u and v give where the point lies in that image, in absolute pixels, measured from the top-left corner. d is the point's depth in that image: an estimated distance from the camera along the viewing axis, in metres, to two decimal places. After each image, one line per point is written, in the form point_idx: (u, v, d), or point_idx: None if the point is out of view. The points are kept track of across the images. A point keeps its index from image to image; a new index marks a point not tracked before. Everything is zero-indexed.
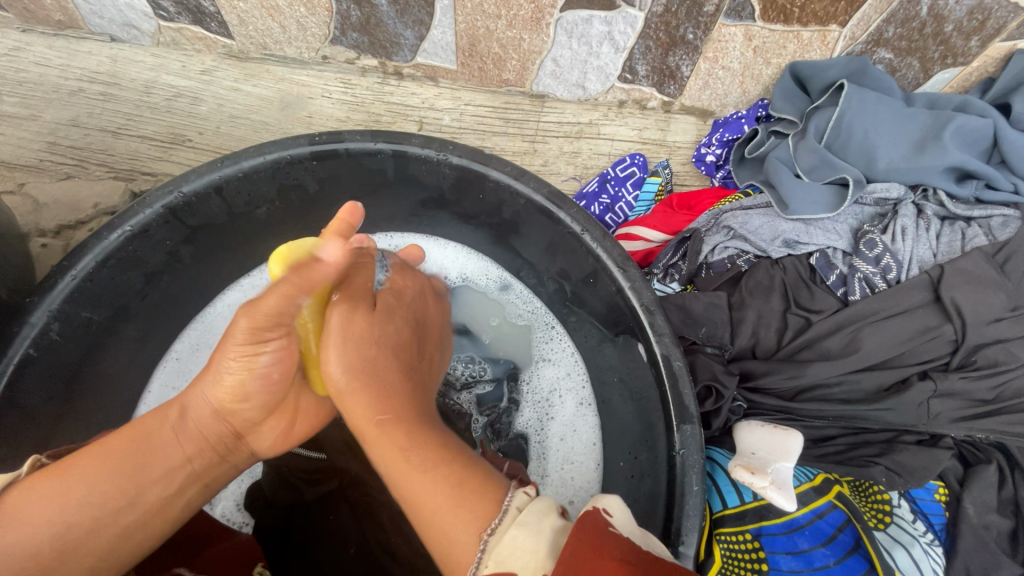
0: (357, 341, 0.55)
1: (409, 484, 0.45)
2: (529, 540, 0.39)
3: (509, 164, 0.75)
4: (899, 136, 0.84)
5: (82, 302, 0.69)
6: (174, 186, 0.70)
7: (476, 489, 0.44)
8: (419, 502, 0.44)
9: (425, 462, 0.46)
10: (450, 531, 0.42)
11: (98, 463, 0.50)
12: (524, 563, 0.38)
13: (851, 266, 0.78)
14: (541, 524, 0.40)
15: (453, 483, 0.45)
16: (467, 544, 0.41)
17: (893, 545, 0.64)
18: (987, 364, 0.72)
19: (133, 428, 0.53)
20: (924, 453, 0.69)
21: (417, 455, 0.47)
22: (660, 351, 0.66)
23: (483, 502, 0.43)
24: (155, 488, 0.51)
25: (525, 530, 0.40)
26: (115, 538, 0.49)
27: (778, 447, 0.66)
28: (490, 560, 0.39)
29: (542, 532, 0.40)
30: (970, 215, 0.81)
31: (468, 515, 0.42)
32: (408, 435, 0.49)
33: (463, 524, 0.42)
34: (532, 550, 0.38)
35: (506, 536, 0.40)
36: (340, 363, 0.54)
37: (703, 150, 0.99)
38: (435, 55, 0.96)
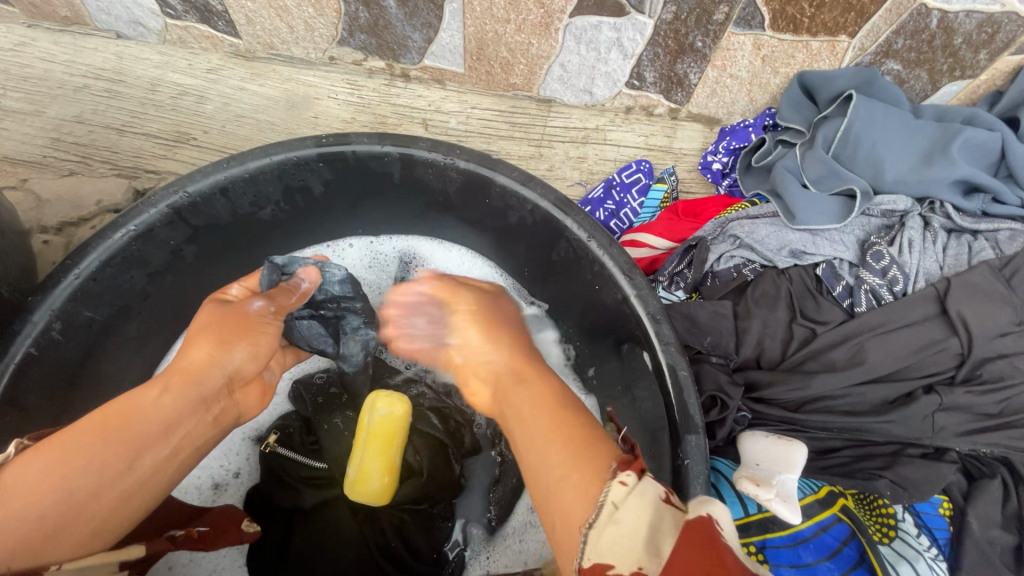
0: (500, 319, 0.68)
1: (537, 424, 0.53)
2: (627, 519, 0.38)
3: (516, 169, 0.75)
4: (907, 147, 0.84)
5: (85, 301, 0.68)
6: (179, 185, 0.70)
7: (595, 446, 0.48)
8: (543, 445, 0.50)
9: (565, 428, 0.51)
10: (566, 473, 0.46)
11: (92, 430, 0.49)
12: (622, 554, 0.36)
13: (858, 278, 0.78)
14: (637, 519, 0.38)
15: (581, 446, 0.48)
16: (581, 494, 0.43)
17: (898, 560, 0.63)
18: (992, 378, 0.71)
19: (120, 400, 0.52)
20: (927, 467, 0.68)
21: (555, 422, 0.52)
22: (666, 361, 0.66)
23: (594, 455, 0.47)
24: (152, 451, 0.51)
25: (625, 514, 0.39)
26: (112, 504, 0.48)
27: (782, 458, 0.66)
28: (599, 552, 0.37)
29: (640, 521, 0.38)
30: (977, 228, 0.80)
31: (588, 472, 0.45)
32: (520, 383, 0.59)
33: (581, 471, 0.45)
34: (631, 540, 0.37)
35: (607, 531, 0.38)
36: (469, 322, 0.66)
37: (709, 158, 0.99)
38: (443, 58, 0.95)
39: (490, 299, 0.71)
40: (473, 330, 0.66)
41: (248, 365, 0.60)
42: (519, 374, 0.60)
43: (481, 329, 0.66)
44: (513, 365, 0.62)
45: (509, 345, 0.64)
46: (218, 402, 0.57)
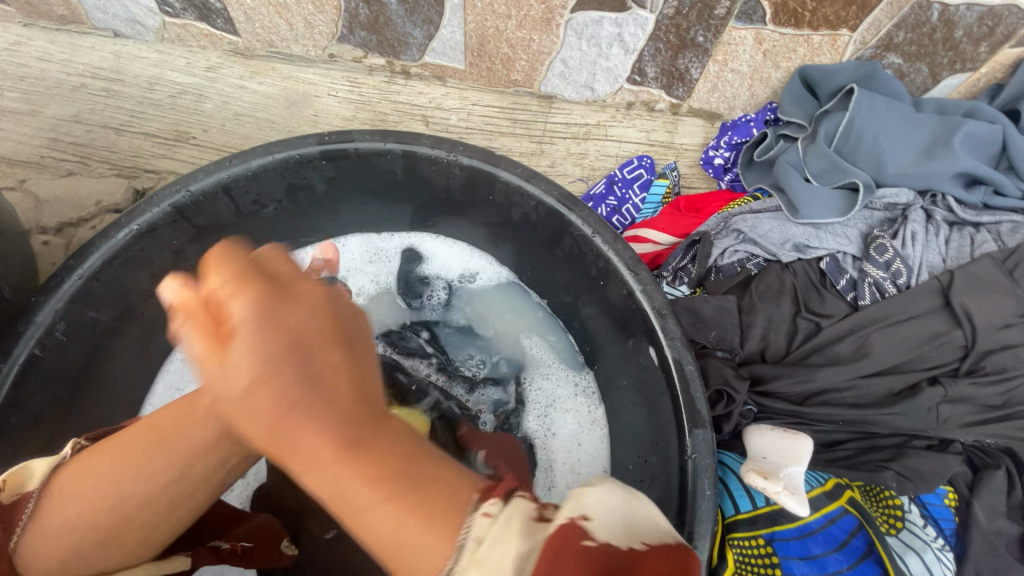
0: (334, 306, 0.45)
1: (351, 486, 0.35)
2: (494, 551, 0.32)
3: (519, 165, 0.74)
4: (908, 140, 0.84)
5: (87, 302, 0.68)
6: (181, 184, 0.70)
7: (444, 488, 0.36)
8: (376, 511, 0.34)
9: (375, 463, 0.36)
10: (398, 530, 0.34)
11: (143, 441, 0.50)
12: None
13: (861, 271, 0.78)
14: (504, 542, 0.32)
15: (408, 489, 0.35)
16: (439, 553, 0.33)
17: (906, 550, 0.64)
18: (996, 370, 0.72)
19: (176, 406, 0.52)
20: (934, 458, 0.69)
21: (358, 458, 0.36)
22: (672, 355, 0.67)
23: (449, 493, 0.35)
24: (201, 462, 0.49)
25: (491, 549, 0.32)
26: (160, 513, 0.49)
27: (789, 451, 0.66)
28: None
29: (513, 544, 0.32)
30: (979, 220, 0.81)
31: (427, 520, 0.34)
32: (321, 406, 0.37)
33: (435, 530, 0.33)
34: (499, 565, 0.31)
35: (479, 552, 0.32)
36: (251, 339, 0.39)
37: (711, 153, 0.99)
38: (443, 54, 0.95)
39: (285, 307, 0.41)
40: (229, 347, 0.38)
41: None
42: (281, 429, 0.37)
43: (228, 353, 0.38)
44: (293, 406, 0.37)
45: (271, 355, 0.38)
46: None
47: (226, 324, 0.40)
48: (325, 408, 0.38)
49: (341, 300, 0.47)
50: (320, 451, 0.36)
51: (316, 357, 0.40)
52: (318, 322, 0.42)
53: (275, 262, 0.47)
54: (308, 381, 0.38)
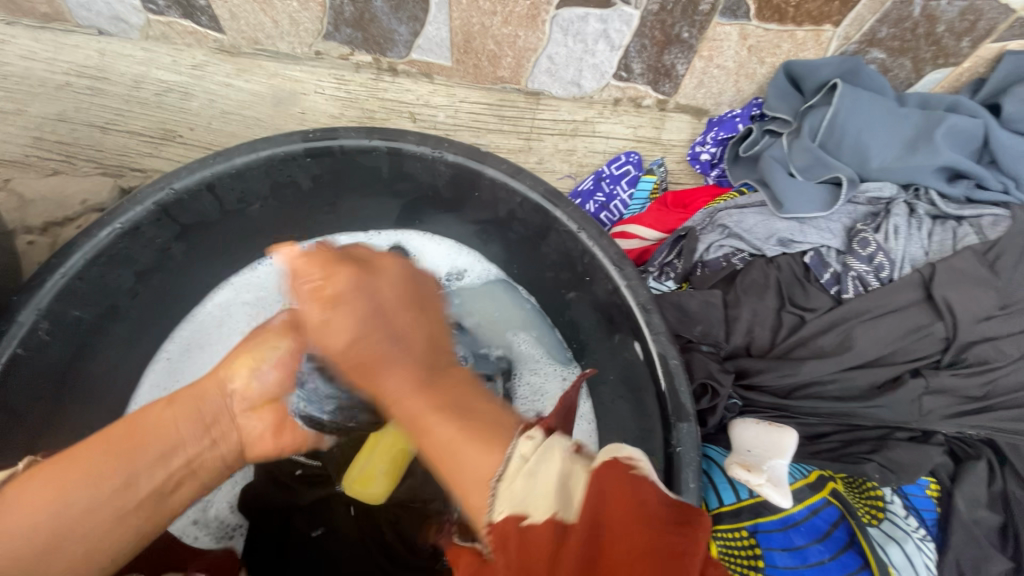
0: (407, 280, 0.60)
1: (423, 411, 0.48)
2: (538, 475, 0.40)
3: (504, 161, 0.75)
4: (892, 135, 0.85)
5: (71, 301, 0.68)
6: (164, 182, 0.69)
7: (490, 413, 0.48)
8: (433, 428, 0.47)
9: (439, 397, 0.49)
10: (462, 446, 0.44)
11: (111, 450, 0.55)
12: (540, 502, 0.39)
13: (845, 265, 0.78)
14: (545, 474, 0.41)
15: (470, 412, 0.48)
16: (485, 460, 0.43)
17: (887, 540, 0.65)
18: (977, 361, 0.72)
19: (127, 421, 0.58)
20: (915, 449, 0.70)
21: (425, 394, 0.49)
22: (657, 350, 0.67)
23: (496, 420, 0.47)
24: (148, 472, 0.55)
25: (539, 466, 0.41)
26: (105, 525, 0.53)
27: (774, 445, 0.67)
28: (505, 504, 0.40)
29: (552, 470, 0.41)
30: (961, 214, 0.81)
31: (485, 438, 0.45)
32: (403, 357, 0.52)
33: (484, 443, 0.44)
34: (545, 489, 0.40)
35: (515, 482, 0.41)
36: (349, 311, 0.54)
37: (698, 149, 1.00)
38: (430, 51, 0.95)
39: (374, 281, 0.57)
40: (338, 311, 0.55)
41: (262, 389, 0.65)
42: (365, 368, 0.53)
43: (344, 307, 0.54)
44: (383, 356, 0.52)
45: (367, 315, 0.54)
46: (217, 428, 0.62)
47: (357, 265, 0.58)
48: (402, 361, 0.52)
49: (417, 277, 0.61)
50: (399, 390, 0.50)
51: (401, 321, 0.55)
52: (400, 293, 0.58)
53: (365, 248, 0.63)
54: (390, 337, 0.53)
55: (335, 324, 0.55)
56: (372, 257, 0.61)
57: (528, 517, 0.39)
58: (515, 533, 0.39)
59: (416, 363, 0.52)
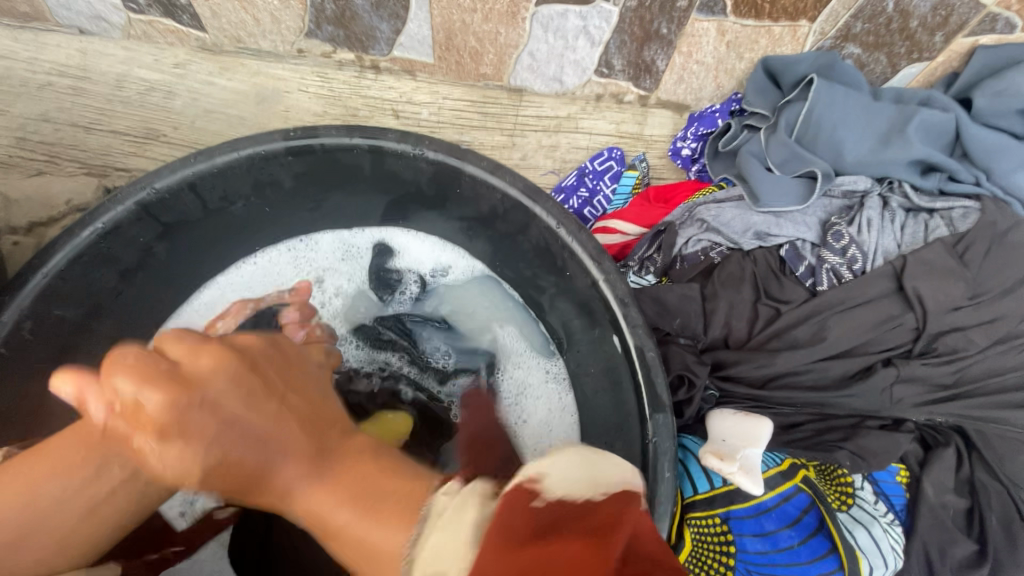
0: (244, 365, 0.41)
1: (328, 501, 0.37)
2: (448, 520, 0.33)
3: (484, 158, 0.75)
4: (866, 129, 0.86)
5: (54, 300, 0.68)
6: (146, 181, 0.70)
7: (405, 475, 0.39)
8: (342, 526, 0.36)
9: (339, 462, 0.40)
10: (381, 522, 0.35)
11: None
12: (451, 559, 0.31)
13: (819, 258, 0.80)
14: (460, 521, 0.33)
15: (383, 485, 0.38)
16: (393, 534, 0.34)
17: (854, 525, 0.68)
18: (947, 351, 0.74)
19: None
20: (886, 437, 0.71)
21: (333, 462, 0.39)
22: (634, 342, 0.69)
23: (407, 491, 0.37)
24: None
25: (452, 518, 0.33)
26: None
27: (747, 434, 0.68)
28: (422, 566, 0.32)
29: (468, 517, 0.33)
30: (933, 207, 0.82)
31: (393, 516, 0.35)
32: (270, 427, 0.39)
33: (393, 521, 0.35)
34: (464, 525, 0.32)
35: (431, 538, 0.32)
36: (166, 390, 0.36)
37: (679, 144, 1.01)
38: (412, 49, 0.95)
39: (279, 333, 0.52)
40: (164, 385, 0.37)
41: None
42: (211, 469, 0.38)
43: (153, 375, 0.37)
44: (256, 435, 0.39)
45: (241, 358, 0.42)
46: None
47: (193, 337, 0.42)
48: (328, 404, 0.46)
49: (272, 350, 0.46)
50: (284, 475, 0.38)
51: (252, 413, 0.39)
52: (236, 381, 0.40)
53: (184, 332, 0.43)
54: (300, 381, 0.45)
55: (164, 458, 0.37)
56: (194, 343, 0.41)
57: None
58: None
59: (298, 435, 0.40)
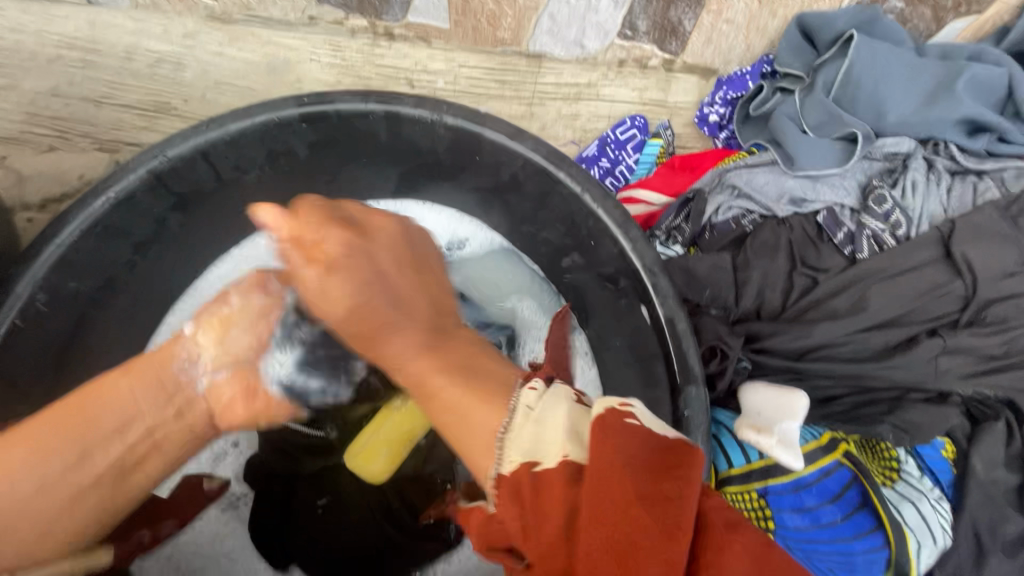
0: (400, 243, 0.56)
1: (424, 366, 0.47)
2: (545, 425, 0.40)
3: (505, 123, 0.72)
4: (909, 88, 0.81)
5: (69, 273, 0.67)
6: (157, 150, 0.68)
7: (486, 366, 0.47)
8: (441, 390, 0.45)
9: (441, 345, 0.49)
10: (470, 401, 0.43)
11: (60, 423, 0.50)
12: (548, 450, 0.38)
13: (859, 224, 0.76)
14: (552, 419, 0.40)
15: (482, 366, 0.47)
16: (491, 416, 0.42)
17: (901, 501, 0.66)
18: (996, 320, 0.70)
19: (78, 393, 0.52)
20: (932, 410, 0.68)
21: (429, 339, 0.49)
22: (665, 313, 0.66)
23: (496, 376, 0.46)
24: (103, 452, 0.51)
25: (545, 413, 0.41)
26: (61, 502, 0.49)
27: (784, 406, 0.64)
28: (515, 454, 0.39)
29: (559, 415, 0.40)
30: (982, 168, 0.78)
31: (481, 390, 0.44)
32: (399, 319, 0.50)
33: (480, 399, 0.43)
34: (555, 424, 0.40)
35: (524, 428, 0.40)
36: (348, 276, 0.51)
37: (706, 110, 0.96)
38: (427, 13, 0.91)
39: (369, 246, 0.54)
40: (340, 266, 0.52)
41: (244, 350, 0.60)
42: (358, 328, 0.51)
43: (347, 265, 0.52)
44: (376, 312, 0.50)
45: (372, 278, 0.52)
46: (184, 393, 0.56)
47: (355, 232, 0.54)
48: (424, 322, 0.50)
49: (410, 241, 0.58)
50: (403, 341, 0.49)
51: (398, 280, 0.53)
52: (390, 257, 0.54)
53: (353, 204, 0.60)
54: (403, 292, 0.52)
55: (331, 291, 0.52)
56: (324, 229, 0.54)
57: (541, 464, 0.38)
58: (529, 484, 0.37)
59: (421, 318, 0.50)
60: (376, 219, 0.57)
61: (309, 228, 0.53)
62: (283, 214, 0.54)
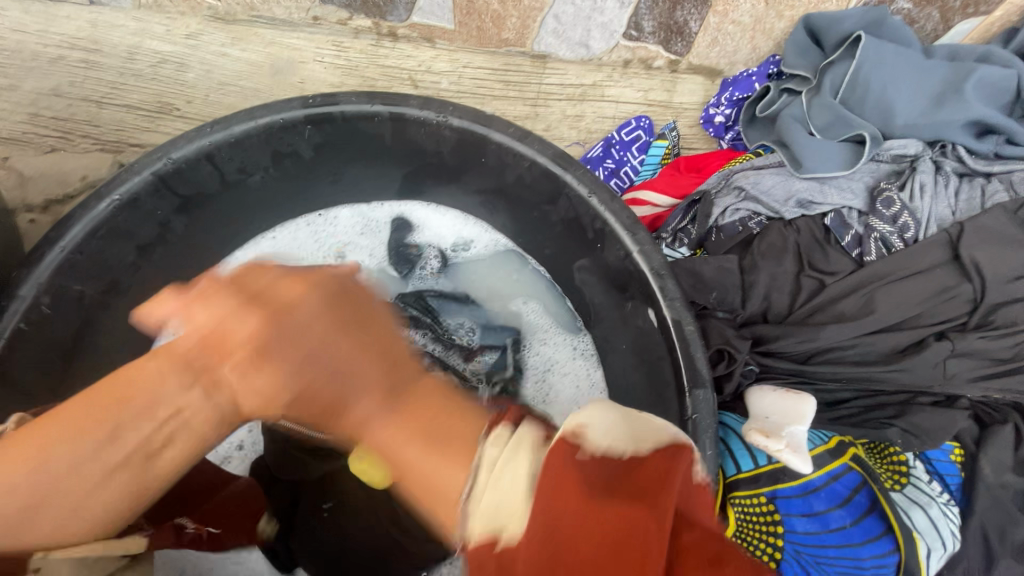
0: (336, 297, 0.48)
1: (389, 436, 0.40)
2: (506, 478, 0.33)
3: (511, 125, 0.72)
4: (918, 90, 0.80)
5: (73, 275, 0.66)
6: (161, 152, 0.67)
7: (457, 420, 0.39)
8: (412, 461, 0.38)
9: (402, 404, 0.41)
10: (439, 459, 0.37)
11: (92, 405, 0.43)
12: (508, 514, 0.32)
13: (867, 226, 0.76)
14: (517, 463, 0.34)
15: (453, 418, 0.39)
16: (459, 474, 0.36)
17: (909, 505, 0.66)
18: (1005, 323, 0.70)
19: (123, 372, 0.46)
20: (940, 414, 0.68)
21: (395, 401, 0.41)
22: (672, 316, 0.65)
23: (466, 434, 0.38)
24: (137, 430, 0.43)
25: (505, 472, 0.34)
26: (95, 481, 0.41)
27: (793, 410, 0.66)
28: (480, 521, 0.33)
29: (521, 470, 0.33)
30: (991, 170, 0.78)
31: (458, 444, 0.37)
32: (353, 379, 0.43)
33: (450, 461, 0.36)
34: (515, 481, 0.33)
35: (485, 490, 0.34)
36: (262, 315, 0.45)
37: (712, 111, 0.96)
38: (431, 13, 0.91)
39: (283, 318, 0.45)
40: (266, 353, 0.44)
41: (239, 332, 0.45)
42: (312, 411, 0.44)
43: (272, 340, 0.44)
44: (319, 390, 0.43)
45: (304, 352, 0.44)
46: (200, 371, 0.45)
47: (263, 299, 0.46)
48: (368, 390, 0.42)
49: (354, 285, 0.51)
50: (359, 413, 0.41)
51: (331, 347, 0.44)
52: (326, 321, 0.45)
53: (301, 254, 0.56)
54: (340, 355, 0.44)
55: (256, 381, 0.44)
56: (273, 280, 0.49)
57: (506, 532, 0.32)
58: (494, 563, 0.32)
59: (376, 374, 0.43)
60: (309, 275, 0.49)
61: (217, 306, 0.46)
62: (169, 303, 0.48)
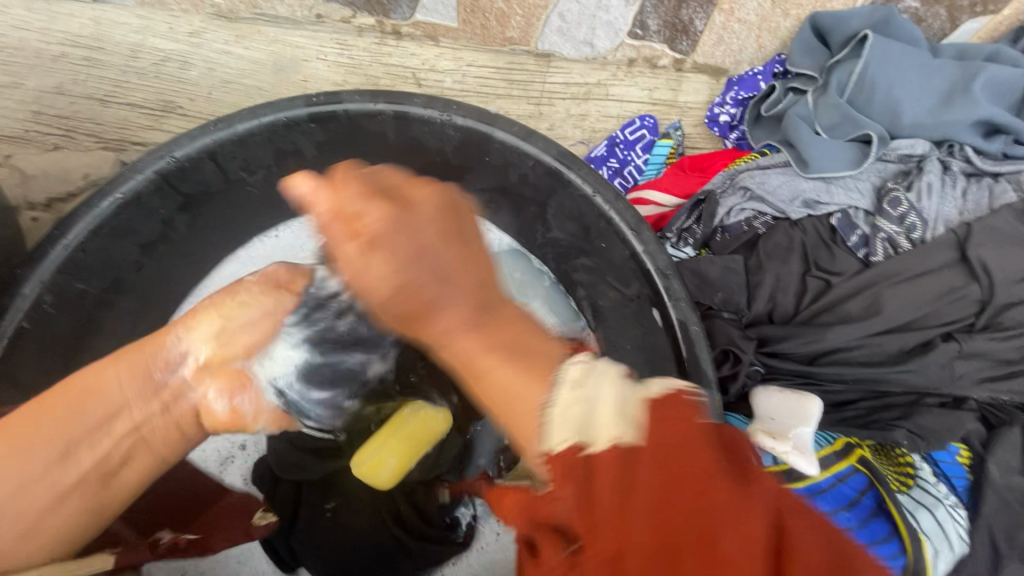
0: (445, 209, 0.46)
1: (469, 348, 0.41)
2: (591, 403, 0.36)
3: (516, 124, 0.71)
4: (925, 89, 0.80)
5: (76, 273, 0.66)
6: (165, 150, 0.67)
7: (536, 337, 0.42)
8: (489, 370, 0.40)
9: (489, 319, 0.42)
10: (512, 371, 0.39)
11: (54, 418, 0.47)
12: (599, 435, 0.34)
13: (874, 226, 0.76)
14: (600, 391, 0.36)
15: (527, 323, 0.44)
16: (535, 389, 0.38)
17: (917, 507, 0.65)
18: (1013, 325, 0.70)
19: (82, 377, 0.50)
20: (947, 415, 0.68)
21: (478, 324, 0.42)
22: (677, 316, 0.65)
23: (546, 354, 0.41)
24: (99, 441, 0.48)
25: (590, 387, 0.37)
26: (47, 498, 0.46)
27: (797, 410, 0.64)
28: (567, 433, 0.35)
29: (607, 393, 0.36)
30: (998, 170, 0.77)
31: (536, 367, 0.39)
32: (453, 287, 0.42)
33: (527, 375, 0.39)
34: (603, 410, 0.35)
35: (569, 411, 0.36)
36: (383, 208, 0.44)
37: (717, 109, 0.95)
38: (435, 11, 0.90)
39: (413, 216, 0.44)
40: (374, 246, 0.43)
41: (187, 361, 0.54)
42: (396, 307, 0.43)
43: (391, 231, 0.43)
44: (419, 292, 0.42)
45: (415, 254, 0.43)
46: (163, 391, 0.52)
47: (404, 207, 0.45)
48: (492, 298, 0.44)
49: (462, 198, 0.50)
50: (436, 325, 0.42)
51: (438, 252, 0.43)
52: (434, 227, 0.44)
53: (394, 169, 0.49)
54: (454, 258, 0.44)
55: (374, 271, 0.43)
56: (397, 181, 0.47)
57: (590, 448, 0.34)
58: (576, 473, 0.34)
59: (465, 285, 0.43)
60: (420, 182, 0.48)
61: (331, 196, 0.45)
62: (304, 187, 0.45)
